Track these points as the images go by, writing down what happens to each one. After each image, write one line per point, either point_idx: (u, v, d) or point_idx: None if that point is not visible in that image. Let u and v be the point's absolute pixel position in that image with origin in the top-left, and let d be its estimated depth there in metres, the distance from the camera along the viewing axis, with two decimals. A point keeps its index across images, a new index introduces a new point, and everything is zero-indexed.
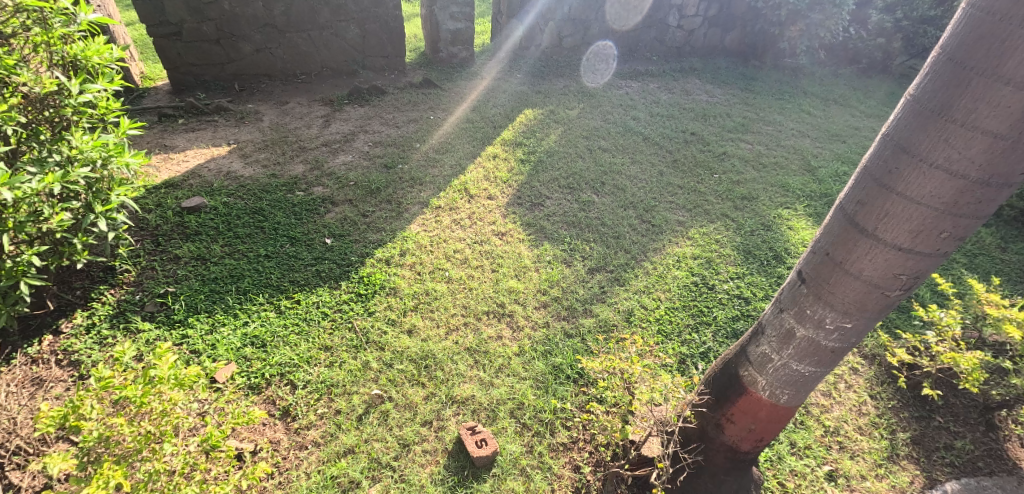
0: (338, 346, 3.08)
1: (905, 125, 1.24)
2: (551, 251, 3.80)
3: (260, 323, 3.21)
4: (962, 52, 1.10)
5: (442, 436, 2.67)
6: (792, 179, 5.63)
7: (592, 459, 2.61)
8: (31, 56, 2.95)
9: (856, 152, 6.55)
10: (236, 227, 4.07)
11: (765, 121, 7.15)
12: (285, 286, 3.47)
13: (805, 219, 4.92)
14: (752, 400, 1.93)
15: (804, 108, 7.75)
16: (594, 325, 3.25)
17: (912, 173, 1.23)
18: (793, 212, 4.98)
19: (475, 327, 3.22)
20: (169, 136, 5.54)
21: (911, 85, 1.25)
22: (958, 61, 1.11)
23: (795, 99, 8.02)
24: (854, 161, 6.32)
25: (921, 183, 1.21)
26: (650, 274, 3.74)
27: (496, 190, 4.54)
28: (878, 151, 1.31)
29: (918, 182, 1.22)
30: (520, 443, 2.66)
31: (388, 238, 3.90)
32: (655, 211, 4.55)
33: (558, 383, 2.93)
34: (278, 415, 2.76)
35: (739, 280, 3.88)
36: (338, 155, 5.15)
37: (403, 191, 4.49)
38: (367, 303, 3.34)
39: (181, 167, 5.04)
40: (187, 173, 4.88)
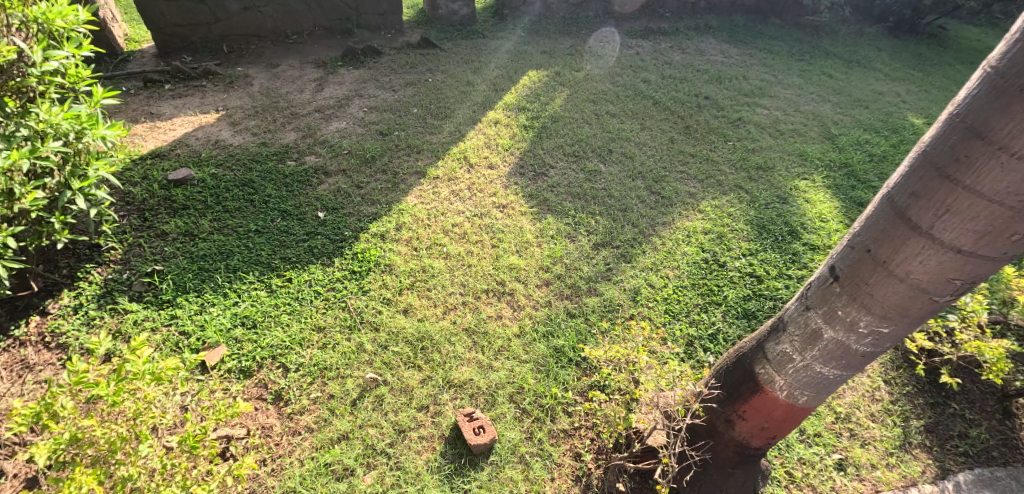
0: (332, 327, 2.95)
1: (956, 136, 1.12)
2: (555, 225, 3.62)
3: (251, 303, 3.09)
4: None
5: (439, 422, 2.57)
6: (810, 147, 5.39)
7: (594, 447, 2.50)
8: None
9: (877, 120, 6.34)
10: (225, 200, 3.90)
11: (783, 83, 6.80)
12: (276, 264, 3.32)
13: (822, 190, 4.71)
14: (768, 399, 1.79)
15: (823, 71, 7.37)
16: (598, 304, 3.10)
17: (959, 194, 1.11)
18: (810, 184, 4.75)
19: (474, 307, 3.06)
20: (156, 104, 5.37)
21: (991, 60, 1.08)
22: None
23: (814, 61, 7.61)
24: (875, 128, 6.10)
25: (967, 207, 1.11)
26: (659, 250, 3.57)
27: (497, 158, 4.33)
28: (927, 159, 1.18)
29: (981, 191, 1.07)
30: (519, 429, 2.55)
31: (384, 211, 3.71)
32: (664, 181, 4.34)
33: (559, 366, 2.79)
34: (270, 400, 2.66)
35: (752, 257, 3.69)
36: (331, 121, 4.91)
37: (399, 160, 4.27)
38: (361, 281, 3.19)
39: (168, 135, 4.89)
40: (174, 142, 4.70)
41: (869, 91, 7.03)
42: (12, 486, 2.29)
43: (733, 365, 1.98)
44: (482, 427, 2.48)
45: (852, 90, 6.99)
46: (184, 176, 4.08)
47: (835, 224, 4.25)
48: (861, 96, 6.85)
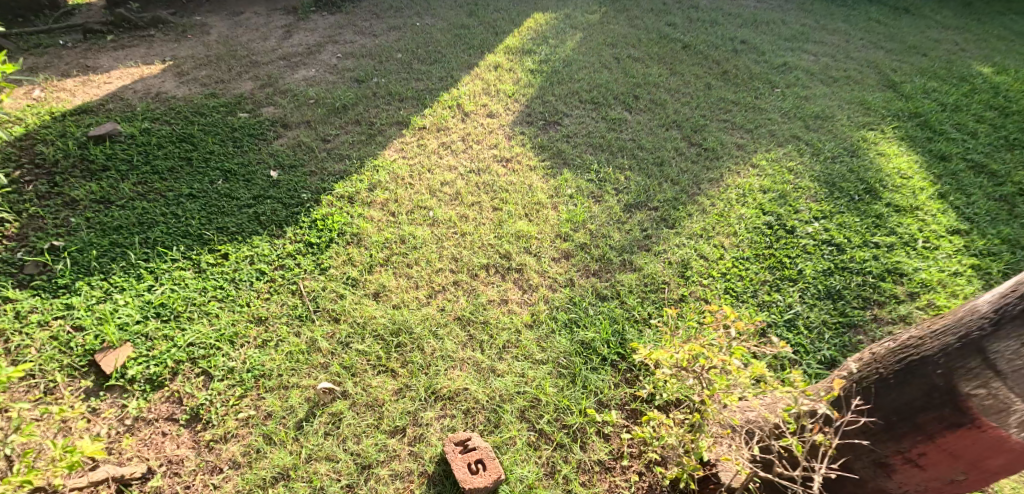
0: (275, 318, 2.15)
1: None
2: (573, 182, 2.81)
3: (171, 288, 2.30)
4: None
5: (419, 453, 1.75)
6: (871, 95, 4.54)
7: (644, 485, 1.73)
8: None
9: (939, 67, 5.47)
10: (157, 159, 3.09)
11: (827, 28, 5.90)
12: (209, 236, 2.53)
13: (895, 142, 3.87)
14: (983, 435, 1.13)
15: (869, 17, 6.46)
16: (636, 282, 2.30)
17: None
18: (880, 135, 3.91)
19: (469, 288, 2.25)
20: (94, 56, 4.52)
21: None
22: None
23: (857, 6, 6.69)
24: (939, 76, 5.24)
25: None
26: (709, 213, 2.76)
27: (498, 105, 3.51)
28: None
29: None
30: (536, 463, 1.75)
31: (354, 169, 2.90)
32: (706, 131, 3.50)
33: (589, 369, 2.00)
34: (184, 422, 1.90)
35: (827, 220, 2.88)
36: (298, 69, 4.07)
37: (376, 109, 3.45)
38: (319, 257, 2.39)
39: (102, 89, 4.07)
40: (107, 96, 3.88)
41: (923, 39, 6.15)
42: None
43: (895, 379, 1.32)
44: (484, 462, 1.68)
45: (904, 37, 6.09)
46: (109, 131, 3.27)
47: (918, 181, 3.42)
48: (915, 43, 5.96)
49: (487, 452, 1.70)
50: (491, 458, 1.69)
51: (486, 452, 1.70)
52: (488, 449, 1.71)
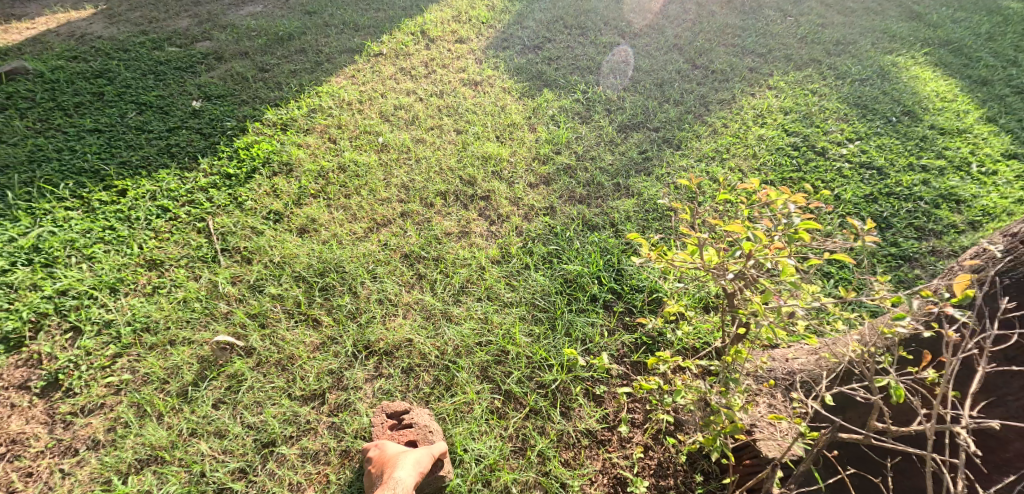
0: (172, 260, 1.68)
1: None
2: (556, 102, 2.34)
3: (50, 230, 1.79)
4: None
5: (342, 426, 1.31)
6: (895, 25, 4.03)
7: (650, 464, 1.26)
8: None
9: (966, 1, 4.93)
10: (64, 97, 2.59)
11: None
12: (107, 172, 2.05)
13: (928, 68, 3.37)
14: None
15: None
16: (635, 208, 1.82)
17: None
18: (908, 59, 3.43)
19: (422, 219, 1.78)
20: (23, 5, 4.04)
21: None
22: None
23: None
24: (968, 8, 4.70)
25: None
26: (722, 134, 2.28)
27: (468, 30, 3.02)
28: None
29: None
30: (500, 434, 1.29)
31: (292, 97, 2.42)
32: (712, 55, 3.01)
33: (574, 313, 1.53)
34: (38, 392, 1.39)
35: (863, 143, 2.40)
36: (243, 6, 3.56)
37: (326, 38, 2.96)
38: (237, 190, 1.92)
39: (23, 35, 3.56)
40: (26, 41, 3.38)
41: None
42: None
43: None
44: (422, 437, 1.22)
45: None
46: (15, 68, 2.79)
47: (963, 104, 2.92)
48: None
49: (431, 428, 1.25)
50: (431, 433, 1.23)
51: (426, 425, 1.25)
52: (430, 423, 1.26)
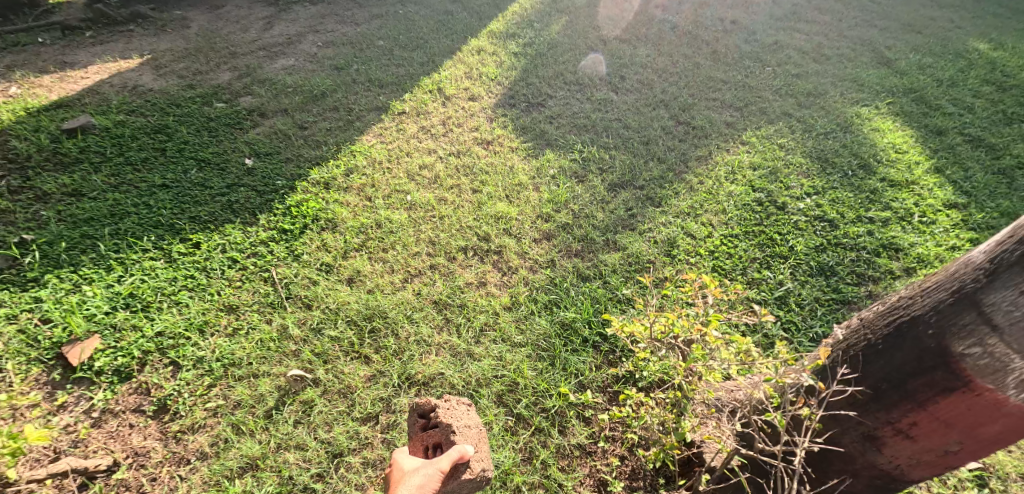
0: (246, 306, 2.10)
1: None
2: (557, 162, 2.75)
3: (141, 279, 2.23)
4: None
5: (392, 441, 1.71)
6: (866, 73, 4.43)
7: (626, 470, 1.65)
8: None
9: (936, 46, 5.32)
10: (130, 151, 2.99)
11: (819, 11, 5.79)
12: (181, 225, 2.46)
13: (890, 119, 3.76)
14: (980, 401, 0.97)
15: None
16: (621, 262, 2.23)
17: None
18: (874, 110, 3.81)
19: (447, 271, 2.18)
20: (71, 52, 4.44)
21: None
22: None
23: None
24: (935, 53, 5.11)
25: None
26: (697, 190, 2.68)
27: (479, 88, 3.43)
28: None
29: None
30: (514, 447, 1.68)
31: (331, 156, 2.82)
32: (694, 110, 3.41)
33: (569, 351, 1.93)
34: (151, 414, 1.83)
35: (819, 197, 2.79)
36: (277, 59, 3.98)
37: (355, 95, 3.37)
38: (293, 243, 2.33)
39: (79, 84, 3.95)
40: (84, 91, 3.79)
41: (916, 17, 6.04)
42: None
43: (884, 344, 1.16)
44: (448, 438, 1.48)
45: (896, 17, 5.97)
46: (84, 124, 3.20)
47: (915, 155, 3.32)
48: (904, 22, 5.86)
49: (457, 426, 1.51)
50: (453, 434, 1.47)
51: (451, 423, 1.51)
52: (457, 422, 1.52)
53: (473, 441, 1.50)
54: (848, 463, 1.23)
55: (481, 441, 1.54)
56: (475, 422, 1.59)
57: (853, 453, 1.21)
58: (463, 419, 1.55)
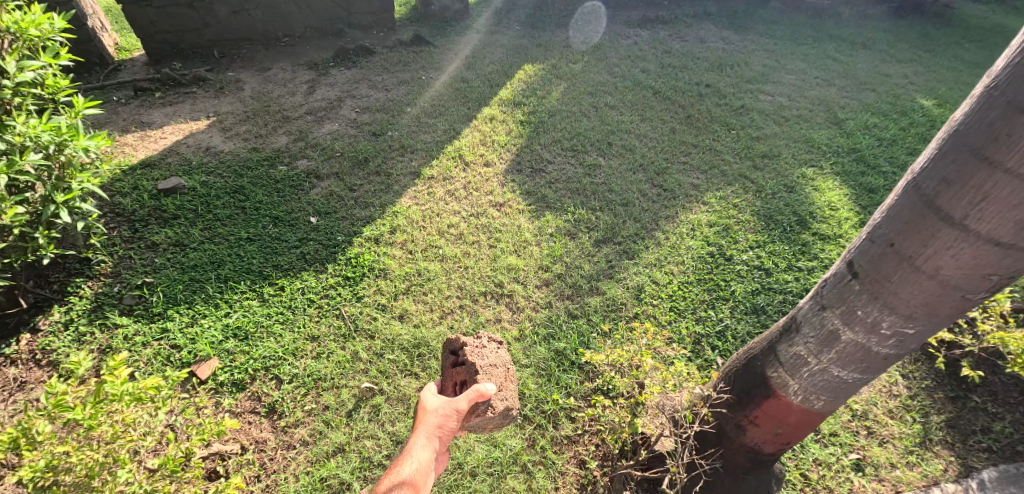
0: (326, 336, 2.88)
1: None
2: (554, 222, 3.54)
3: (243, 313, 3.00)
4: None
5: None
6: (817, 132, 4.88)
7: (599, 453, 2.42)
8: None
9: (903, 94, 5.65)
10: (216, 209, 3.74)
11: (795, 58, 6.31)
12: (268, 272, 3.23)
13: (832, 178, 4.30)
14: (781, 404, 1.68)
15: (840, 38, 6.81)
16: (601, 304, 3.00)
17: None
18: (818, 170, 4.36)
19: (472, 310, 2.96)
20: (146, 112, 4.92)
21: (990, 71, 1.03)
22: None
23: (836, 30, 6.99)
24: (902, 100, 5.50)
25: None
26: (662, 245, 3.45)
27: (493, 155, 4.23)
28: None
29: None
30: (521, 437, 2.47)
31: (377, 215, 3.61)
32: (666, 174, 4.18)
33: (561, 371, 2.70)
34: (264, 413, 2.58)
35: (760, 249, 3.50)
36: (323, 123, 4.74)
37: (392, 161, 4.18)
38: (355, 288, 3.11)
39: (158, 144, 4.51)
40: (164, 151, 4.38)
41: (899, 57, 6.44)
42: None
43: (739, 367, 1.89)
44: (474, 375, 2.11)
45: (878, 57, 6.40)
46: (175, 185, 3.88)
47: (845, 213, 3.88)
48: (885, 63, 6.29)
49: (484, 367, 2.12)
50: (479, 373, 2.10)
51: (478, 365, 2.11)
52: (483, 362, 2.15)
53: (497, 378, 2.13)
54: (731, 440, 1.97)
55: (504, 377, 2.17)
56: (502, 363, 2.19)
57: (731, 435, 1.96)
58: (489, 360, 2.18)
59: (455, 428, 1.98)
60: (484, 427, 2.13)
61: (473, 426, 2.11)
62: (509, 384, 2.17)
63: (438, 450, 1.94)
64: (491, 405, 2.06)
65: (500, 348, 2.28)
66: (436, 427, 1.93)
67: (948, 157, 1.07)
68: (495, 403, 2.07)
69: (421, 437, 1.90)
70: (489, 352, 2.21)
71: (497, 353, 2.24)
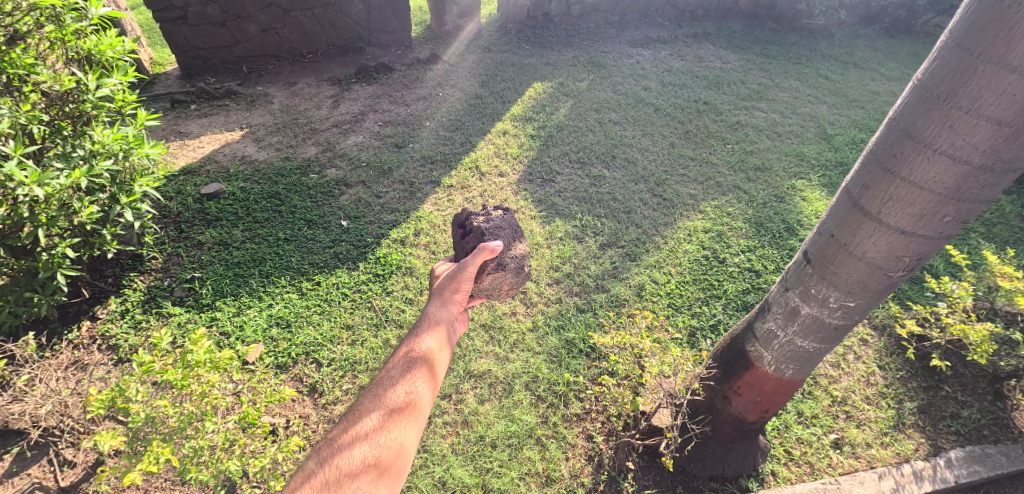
0: (359, 325, 3.22)
1: (944, 68, 1.25)
2: (563, 227, 3.91)
3: (284, 305, 3.31)
4: (931, 81, 1.28)
5: (462, 409, 2.80)
6: (807, 147, 5.16)
7: (605, 429, 2.74)
8: (27, 48, 2.83)
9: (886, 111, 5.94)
10: (255, 211, 4.03)
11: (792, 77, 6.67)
12: (305, 268, 3.56)
13: (820, 189, 4.60)
14: (758, 374, 2.09)
15: (833, 58, 7.16)
16: (605, 300, 3.36)
17: (946, 123, 1.26)
18: (807, 183, 4.66)
19: (490, 305, 3.34)
20: (183, 123, 5.19)
21: (893, 106, 1.43)
22: (929, 88, 1.29)
23: (829, 50, 7.34)
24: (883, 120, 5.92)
25: (958, 132, 1.24)
26: (662, 249, 3.80)
27: (507, 166, 4.61)
28: (914, 100, 1.33)
29: (982, 93, 1.18)
30: (535, 414, 2.79)
31: (403, 219, 4.00)
32: (666, 185, 4.53)
33: (571, 357, 3.05)
34: (307, 391, 2.90)
35: (750, 253, 3.82)
36: (349, 135, 5.11)
37: (414, 171, 4.55)
38: (385, 283, 3.48)
39: (197, 152, 4.78)
40: (203, 158, 4.64)
41: (890, 73, 6.75)
42: (75, 473, 2.39)
43: (724, 346, 2.33)
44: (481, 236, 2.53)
45: (869, 75, 6.71)
46: (215, 190, 4.15)
47: None
48: (875, 80, 6.60)
49: (492, 232, 2.52)
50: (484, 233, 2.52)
51: (485, 230, 2.52)
52: (488, 226, 2.57)
53: (505, 240, 2.54)
54: (718, 408, 2.38)
55: (512, 241, 2.57)
56: (508, 226, 2.61)
57: (719, 403, 2.36)
58: (494, 224, 2.60)
59: (468, 286, 2.36)
60: (500, 286, 2.52)
61: (488, 287, 2.49)
62: (518, 248, 2.58)
63: (455, 306, 2.34)
64: (501, 262, 2.47)
65: (505, 214, 2.70)
66: (450, 290, 2.31)
67: (866, 169, 1.49)
68: (505, 261, 2.48)
69: (437, 299, 2.29)
70: (496, 219, 2.62)
71: (504, 218, 2.65)
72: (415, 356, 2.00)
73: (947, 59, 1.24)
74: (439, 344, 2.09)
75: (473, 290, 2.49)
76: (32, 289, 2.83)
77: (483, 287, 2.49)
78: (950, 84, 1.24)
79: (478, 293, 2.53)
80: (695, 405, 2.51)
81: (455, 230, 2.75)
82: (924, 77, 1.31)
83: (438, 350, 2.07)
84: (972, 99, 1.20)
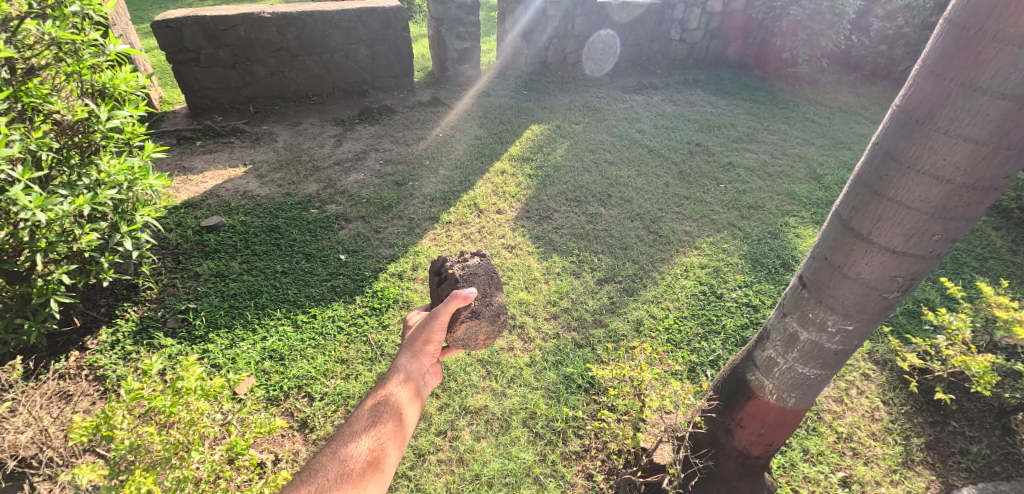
0: (354, 359, 3.17)
1: (920, 94, 1.32)
2: (560, 263, 3.94)
3: (278, 338, 3.26)
4: (910, 106, 1.35)
5: (457, 446, 2.72)
6: (799, 186, 5.26)
7: (605, 468, 2.66)
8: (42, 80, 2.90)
9: None
10: (254, 244, 4.05)
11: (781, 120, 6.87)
12: (301, 301, 3.54)
13: (813, 227, 4.67)
14: (761, 403, 2.05)
15: (820, 103, 7.42)
16: (604, 335, 3.34)
17: (927, 144, 1.32)
18: (800, 220, 4.73)
19: None
20: (188, 159, 5.29)
21: (875, 132, 1.49)
22: (909, 113, 1.35)
23: (815, 96, 7.63)
24: None
25: (939, 152, 1.30)
26: (659, 284, 3.80)
27: (505, 204, 4.69)
28: (895, 124, 1.39)
29: (958, 115, 1.25)
30: (533, 451, 2.70)
31: (401, 254, 4.02)
32: (661, 222, 4.58)
33: (569, 392, 2.99)
34: (297, 425, 2.82)
35: (747, 288, 3.83)
36: (350, 173, 5.19)
37: (414, 207, 4.62)
38: (382, 317, 3.46)
39: (199, 187, 4.83)
40: (204, 193, 4.68)
41: (876, 117, 6.98)
42: None
43: (722, 381, 2.30)
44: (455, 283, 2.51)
45: (855, 118, 6.95)
46: (216, 223, 4.17)
47: None
48: (861, 123, 6.83)
49: (467, 278, 2.51)
50: (458, 281, 2.49)
51: (458, 277, 2.51)
52: (463, 272, 2.55)
53: (481, 284, 2.54)
54: (719, 439, 2.32)
55: (487, 283, 2.57)
56: (483, 272, 2.59)
57: (720, 434, 2.31)
58: (469, 270, 2.57)
59: (440, 337, 2.32)
60: (476, 335, 2.48)
61: (464, 337, 2.45)
62: (493, 295, 2.53)
63: (427, 359, 2.30)
64: (475, 310, 2.42)
65: (481, 259, 2.68)
66: (420, 341, 2.28)
67: (853, 192, 1.53)
68: (479, 310, 2.42)
69: (408, 351, 2.27)
70: (470, 266, 2.61)
71: (480, 264, 2.63)
72: (381, 423, 1.92)
73: (923, 85, 1.31)
74: (406, 391, 2.08)
75: (449, 340, 2.45)
76: (22, 316, 2.79)
77: (457, 337, 2.44)
78: (930, 107, 1.30)
79: (453, 343, 2.50)
80: (698, 440, 2.43)
81: (432, 277, 2.77)
82: (903, 104, 1.38)
83: (409, 391, 2.08)
84: (949, 121, 1.27)
